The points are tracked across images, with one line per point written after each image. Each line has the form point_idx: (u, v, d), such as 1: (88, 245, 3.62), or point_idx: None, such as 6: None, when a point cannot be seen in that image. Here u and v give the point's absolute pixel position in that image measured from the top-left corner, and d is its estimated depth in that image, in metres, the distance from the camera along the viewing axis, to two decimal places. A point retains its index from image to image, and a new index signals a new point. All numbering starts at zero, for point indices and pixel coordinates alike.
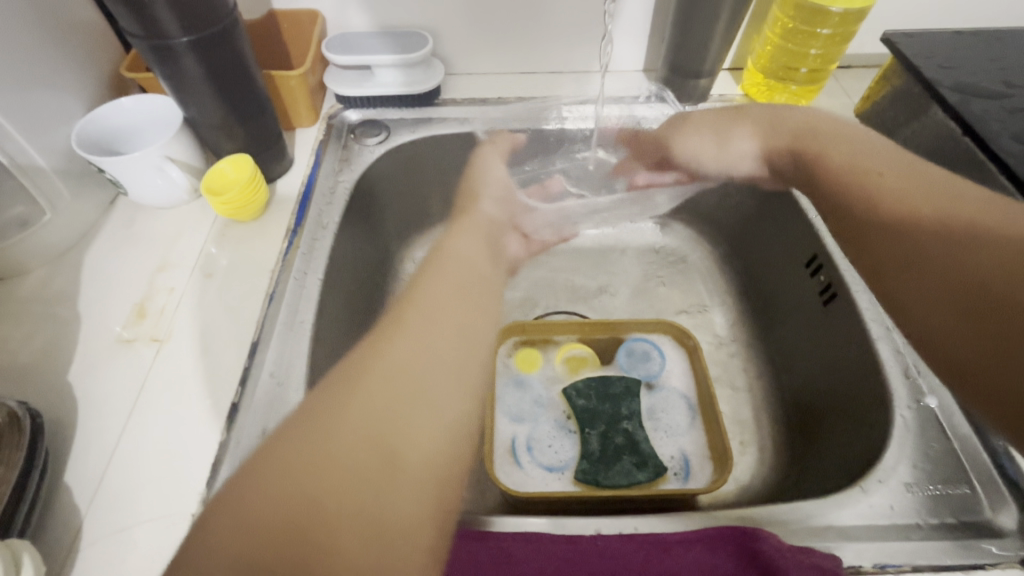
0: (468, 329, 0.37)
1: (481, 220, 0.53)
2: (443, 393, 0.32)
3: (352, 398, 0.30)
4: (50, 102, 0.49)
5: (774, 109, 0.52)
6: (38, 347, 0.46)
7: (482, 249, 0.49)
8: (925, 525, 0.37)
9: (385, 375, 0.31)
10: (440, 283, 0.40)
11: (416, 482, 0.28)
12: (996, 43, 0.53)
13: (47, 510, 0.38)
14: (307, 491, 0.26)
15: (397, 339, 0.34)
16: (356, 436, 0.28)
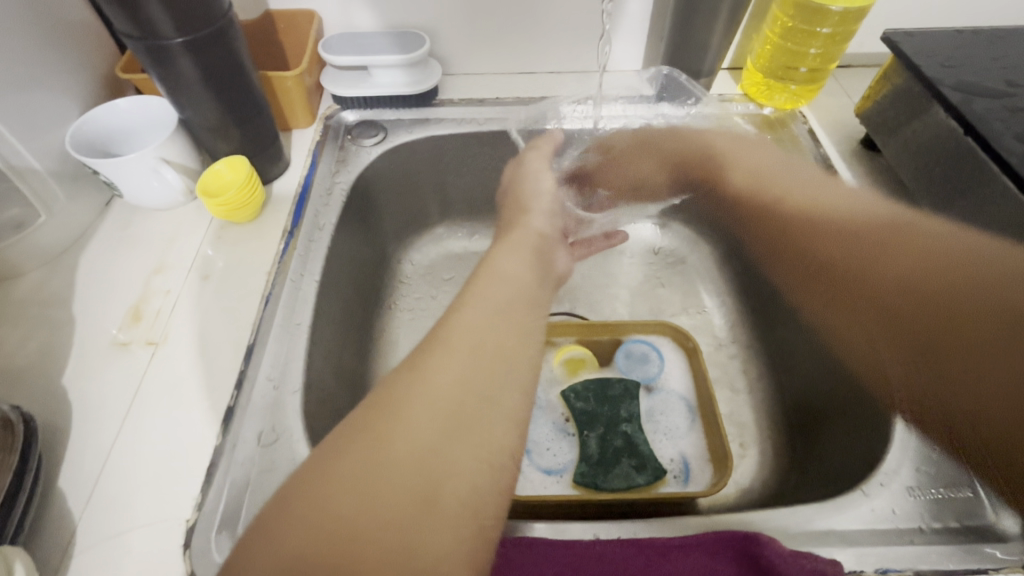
0: (523, 343, 0.33)
1: (532, 235, 0.48)
2: (493, 417, 0.29)
3: (397, 415, 0.27)
4: (44, 103, 0.49)
5: (679, 139, 0.61)
6: (33, 350, 0.46)
7: (538, 255, 0.46)
8: (928, 530, 0.37)
9: (434, 392, 0.28)
10: (496, 291, 0.36)
11: (458, 515, 0.25)
12: (998, 42, 0.53)
13: (41, 516, 0.38)
14: (343, 516, 0.23)
15: (448, 350, 0.31)
16: (400, 459, 0.26)
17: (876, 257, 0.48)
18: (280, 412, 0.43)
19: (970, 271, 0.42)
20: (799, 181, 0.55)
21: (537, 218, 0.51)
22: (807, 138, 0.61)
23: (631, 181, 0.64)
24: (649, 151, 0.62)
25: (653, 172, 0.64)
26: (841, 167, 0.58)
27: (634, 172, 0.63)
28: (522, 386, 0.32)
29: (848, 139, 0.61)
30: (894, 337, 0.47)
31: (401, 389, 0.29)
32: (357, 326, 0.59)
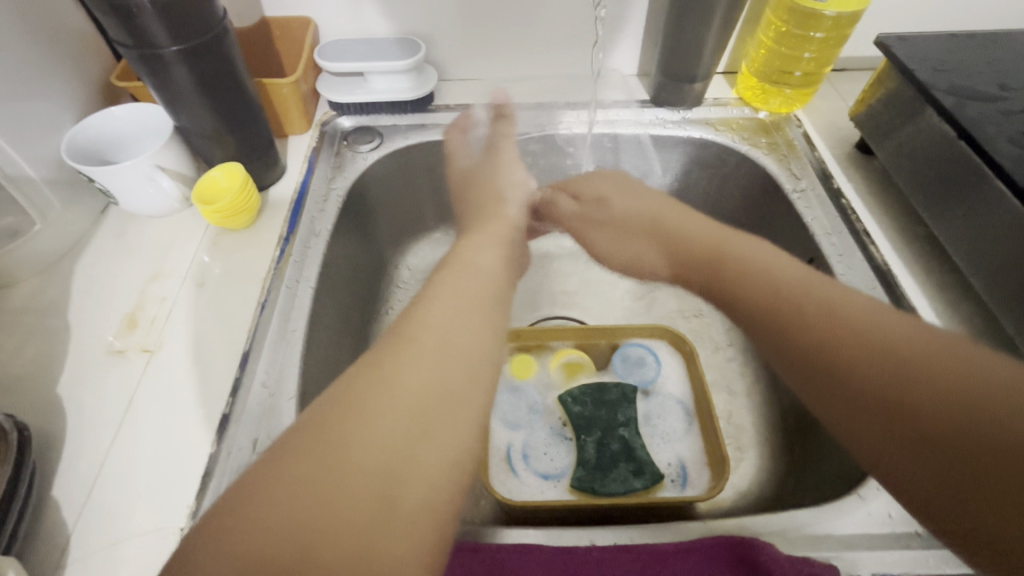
0: (489, 340, 0.33)
1: (506, 226, 0.46)
2: (459, 417, 0.29)
3: (361, 415, 0.27)
4: (39, 112, 0.49)
5: (643, 211, 0.51)
6: (28, 358, 0.46)
7: (511, 244, 0.45)
8: (925, 534, 0.37)
9: (398, 388, 0.28)
10: (465, 283, 0.35)
11: (421, 516, 0.25)
12: (991, 46, 0.53)
13: (35, 525, 0.37)
14: (308, 517, 0.23)
15: (413, 347, 0.30)
16: (367, 461, 0.25)
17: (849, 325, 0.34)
18: (275, 419, 0.43)
19: (947, 357, 0.30)
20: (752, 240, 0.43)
21: (513, 207, 0.50)
22: (801, 141, 0.62)
23: (624, 259, 0.53)
24: (629, 234, 0.52)
25: (656, 256, 0.49)
26: (834, 170, 0.59)
27: (627, 248, 0.52)
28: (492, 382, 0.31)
29: (843, 143, 0.62)
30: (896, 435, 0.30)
31: (365, 385, 0.28)
32: (354, 331, 0.59)
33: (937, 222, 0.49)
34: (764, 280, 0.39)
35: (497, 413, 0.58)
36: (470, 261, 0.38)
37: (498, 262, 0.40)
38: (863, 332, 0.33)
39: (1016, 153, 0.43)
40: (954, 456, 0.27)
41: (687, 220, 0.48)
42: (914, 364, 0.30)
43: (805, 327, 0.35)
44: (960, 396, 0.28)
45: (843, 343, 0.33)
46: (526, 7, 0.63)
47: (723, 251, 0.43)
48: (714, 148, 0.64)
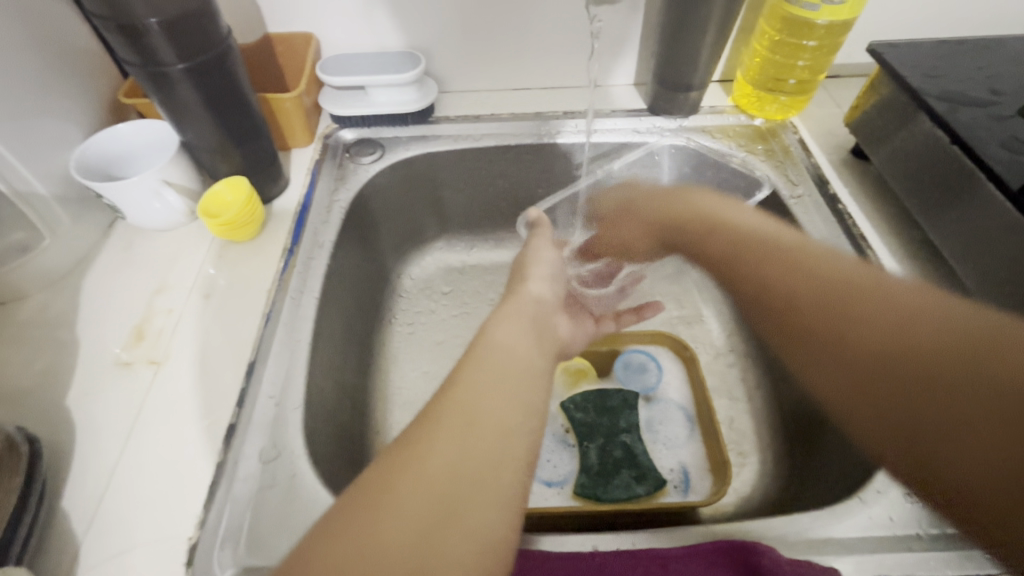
0: (526, 408, 0.34)
1: (528, 303, 0.44)
2: (497, 486, 0.29)
3: (406, 490, 0.27)
4: (48, 130, 0.50)
5: (641, 197, 0.52)
6: (39, 370, 0.47)
7: (539, 325, 0.43)
8: (926, 536, 0.37)
9: (437, 455, 0.29)
10: (500, 357, 0.36)
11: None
12: (982, 51, 0.54)
13: (45, 536, 0.38)
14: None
15: (440, 426, 0.31)
16: (400, 537, 0.26)
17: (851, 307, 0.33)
18: (281, 428, 0.43)
19: (945, 332, 0.29)
20: (746, 219, 0.43)
21: (534, 281, 0.48)
22: (798, 148, 0.62)
23: (618, 244, 0.56)
24: (627, 221, 0.54)
25: (643, 239, 0.52)
26: (831, 176, 0.59)
27: (621, 238, 0.55)
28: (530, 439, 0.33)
29: (839, 148, 0.62)
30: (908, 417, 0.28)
31: (411, 451, 0.29)
32: (357, 341, 0.59)
33: (932, 225, 0.49)
34: (763, 258, 0.39)
35: None
36: (496, 342, 0.38)
37: (529, 338, 0.40)
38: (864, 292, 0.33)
39: (1007, 157, 0.44)
40: (941, 411, 0.27)
41: (689, 199, 0.47)
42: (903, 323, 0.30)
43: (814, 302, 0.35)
44: (966, 351, 0.28)
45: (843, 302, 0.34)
46: (523, 20, 0.64)
47: (719, 230, 0.44)
48: (712, 156, 0.65)
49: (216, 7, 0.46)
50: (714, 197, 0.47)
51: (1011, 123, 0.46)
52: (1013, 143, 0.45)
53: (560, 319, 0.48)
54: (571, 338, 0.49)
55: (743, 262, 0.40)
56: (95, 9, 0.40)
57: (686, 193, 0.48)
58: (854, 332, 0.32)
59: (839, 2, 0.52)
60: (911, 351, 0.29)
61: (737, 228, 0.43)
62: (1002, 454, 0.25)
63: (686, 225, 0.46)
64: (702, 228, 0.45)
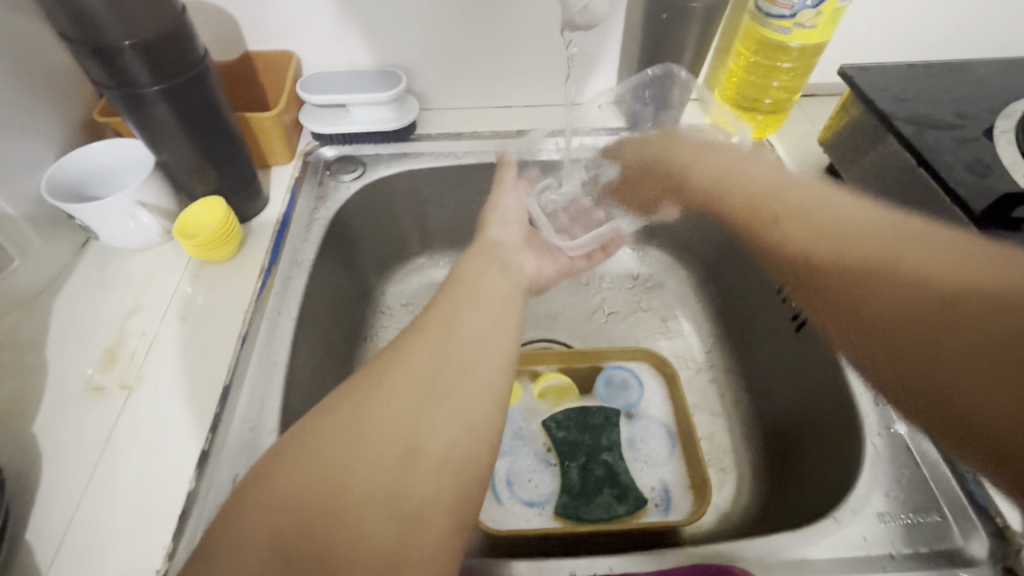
0: (489, 338, 0.38)
1: (489, 245, 0.49)
2: (458, 412, 0.33)
3: (372, 412, 0.32)
4: (18, 150, 0.49)
5: (664, 143, 0.60)
6: (6, 395, 0.46)
7: (502, 261, 0.47)
8: (898, 556, 0.38)
9: (403, 375, 0.34)
10: (467, 289, 0.42)
11: (435, 475, 0.30)
12: (948, 75, 0.56)
13: (6, 570, 0.37)
14: (333, 466, 0.29)
15: (422, 339, 0.37)
16: (382, 425, 0.31)
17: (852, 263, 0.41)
18: (256, 452, 0.42)
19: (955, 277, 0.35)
20: (773, 176, 0.52)
21: (495, 227, 0.52)
22: None
23: (647, 202, 0.64)
24: (649, 181, 0.62)
25: (661, 197, 0.63)
26: None
27: (641, 203, 0.65)
28: (500, 365, 0.37)
29: (814, 167, 0.64)
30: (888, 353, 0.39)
31: (379, 369, 0.35)
32: (337, 359, 0.59)
33: None
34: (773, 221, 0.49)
35: None
36: (464, 275, 0.43)
37: (499, 273, 0.44)
38: (879, 263, 0.39)
39: (973, 180, 0.45)
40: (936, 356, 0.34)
41: (756, 176, 0.53)
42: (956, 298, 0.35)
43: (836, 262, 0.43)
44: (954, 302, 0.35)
45: (883, 266, 0.39)
46: (503, 40, 0.65)
47: (745, 191, 0.53)
48: None
49: (193, 28, 0.45)
50: (726, 157, 0.57)
51: (975, 146, 0.48)
52: (978, 166, 0.46)
53: (525, 256, 0.52)
54: (538, 273, 0.53)
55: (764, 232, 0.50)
56: (67, 31, 0.39)
57: (750, 173, 0.53)
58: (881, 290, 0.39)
59: (811, 26, 0.53)
60: (910, 300, 0.37)
61: (784, 206, 0.48)
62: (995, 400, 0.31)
63: (701, 184, 0.57)
64: (766, 207, 0.50)
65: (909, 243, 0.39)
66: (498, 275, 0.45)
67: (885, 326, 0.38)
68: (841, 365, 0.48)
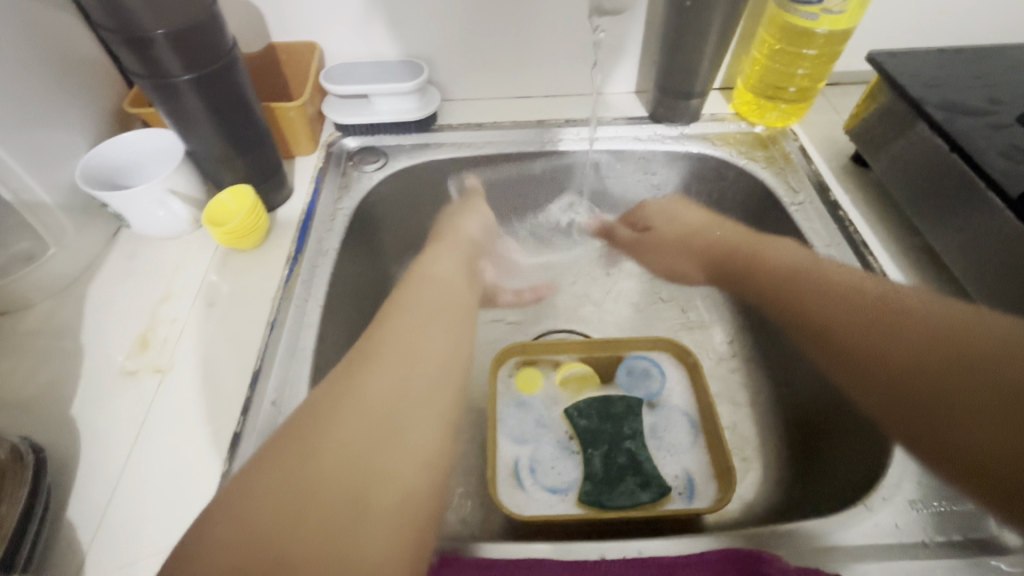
0: (444, 360, 0.39)
1: (463, 241, 0.56)
2: (416, 436, 0.33)
3: (330, 439, 0.31)
4: (54, 139, 0.50)
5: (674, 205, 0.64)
6: (44, 380, 0.47)
7: (468, 261, 0.54)
8: (931, 543, 0.37)
9: (361, 400, 0.33)
10: (427, 306, 0.43)
11: (394, 500, 0.30)
12: (980, 60, 0.55)
13: (49, 545, 0.38)
14: (294, 496, 0.28)
15: (377, 361, 0.36)
16: (343, 450, 0.30)
17: (871, 331, 0.40)
18: None
19: (939, 333, 0.37)
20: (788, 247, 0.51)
21: (471, 221, 0.59)
22: (798, 154, 0.63)
23: (669, 268, 0.64)
24: (666, 249, 0.64)
25: (691, 268, 0.62)
26: (831, 183, 0.60)
27: (669, 263, 0.64)
28: (451, 389, 0.38)
29: (840, 155, 0.63)
30: (904, 414, 0.37)
31: (336, 394, 0.34)
32: None
33: (934, 229, 0.49)
34: (779, 276, 0.49)
35: (502, 427, 0.59)
36: (424, 283, 0.46)
37: (457, 285, 0.48)
38: (857, 326, 0.41)
39: (1007, 165, 0.44)
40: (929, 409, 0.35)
41: (766, 243, 0.53)
42: (937, 332, 0.37)
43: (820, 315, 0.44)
44: (951, 361, 0.35)
45: (864, 325, 0.40)
46: (524, 29, 0.65)
47: (749, 255, 0.54)
48: (712, 163, 0.65)
49: (221, 17, 0.46)
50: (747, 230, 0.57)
51: (1009, 132, 0.47)
52: (1013, 152, 0.45)
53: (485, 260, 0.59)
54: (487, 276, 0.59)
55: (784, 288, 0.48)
56: (101, 20, 0.40)
57: (771, 247, 0.52)
58: (881, 347, 0.39)
59: (839, 11, 0.52)
60: (893, 362, 0.38)
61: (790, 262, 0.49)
62: (987, 438, 0.32)
63: (728, 255, 0.56)
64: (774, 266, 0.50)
65: (890, 304, 0.40)
66: (450, 289, 0.46)
67: (907, 388, 0.37)
68: None
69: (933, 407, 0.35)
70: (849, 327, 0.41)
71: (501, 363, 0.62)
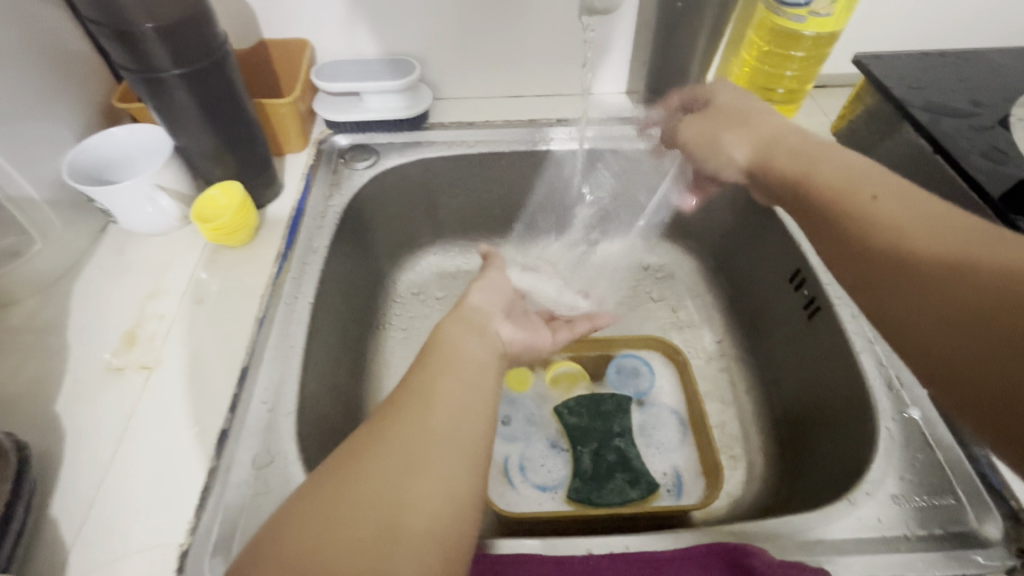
0: (476, 393, 0.35)
1: (468, 312, 0.43)
2: (447, 478, 0.30)
3: (353, 487, 0.28)
4: (41, 135, 0.50)
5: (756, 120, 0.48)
6: (28, 377, 0.46)
7: (479, 327, 0.42)
8: (913, 537, 0.38)
9: (390, 440, 0.31)
10: (455, 341, 0.39)
11: (421, 544, 0.27)
12: (963, 63, 0.55)
13: (34, 544, 0.37)
14: (312, 544, 0.26)
15: (406, 404, 0.33)
16: (368, 494, 0.28)
17: (887, 261, 0.33)
18: (275, 434, 0.43)
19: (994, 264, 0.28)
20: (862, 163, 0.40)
21: (474, 292, 0.46)
22: None
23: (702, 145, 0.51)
24: (719, 124, 0.50)
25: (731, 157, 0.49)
26: None
27: (716, 138, 0.50)
28: (486, 424, 0.34)
29: None
30: (929, 353, 0.30)
31: (364, 437, 0.31)
32: (351, 346, 0.59)
33: None
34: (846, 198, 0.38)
35: None
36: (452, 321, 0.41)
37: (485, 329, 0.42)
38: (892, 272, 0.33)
39: (987, 166, 0.45)
40: (979, 344, 0.27)
41: (838, 161, 0.41)
42: (993, 267, 0.28)
43: (892, 239, 0.34)
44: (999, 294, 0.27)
45: (910, 262, 0.32)
46: (516, 28, 0.65)
47: (819, 173, 0.41)
48: None
49: (212, 14, 0.46)
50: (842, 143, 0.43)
51: (991, 133, 0.48)
52: (994, 153, 0.46)
53: (503, 325, 0.45)
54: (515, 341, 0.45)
55: (852, 210, 0.37)
56: (90, 14, 0.40)
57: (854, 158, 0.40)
58: (924, 279, 0.31)
59: (826, 14, 0.53)
60: (936, 288, 0.30)
61: (873, 211, 0.36)
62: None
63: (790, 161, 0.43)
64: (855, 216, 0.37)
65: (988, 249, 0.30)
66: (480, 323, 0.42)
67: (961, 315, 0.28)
68: (855, 352, 0.48)
69: (981, 341, 0.27)
70: (884, 262, 0.34)
71: None
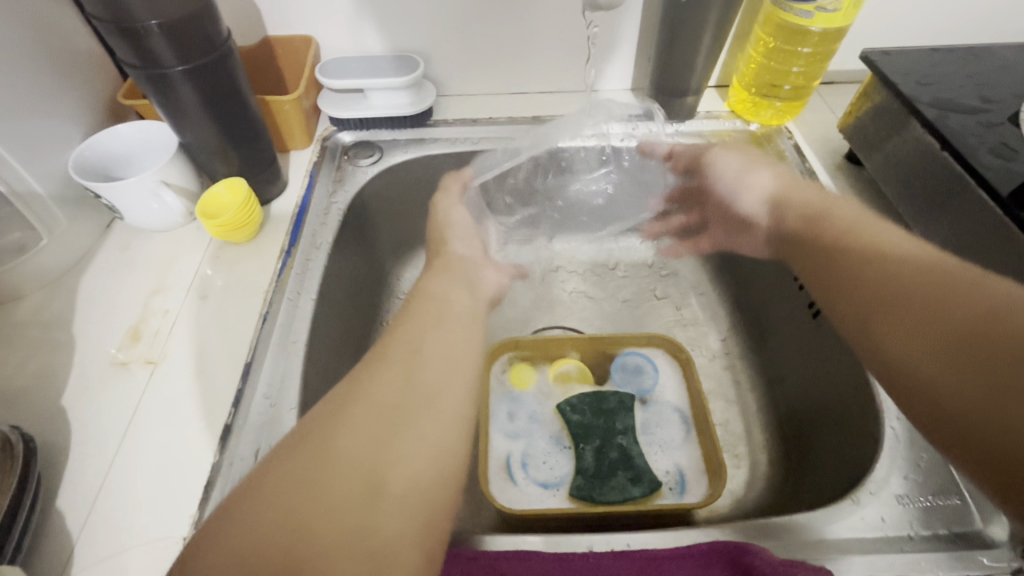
0: (459, 354, 0.36)
1: (454, 260, 0.48)
2: (430, 436, 0.31)
3: (336, 442, 0.29)
4: (48, 131, 0.50)
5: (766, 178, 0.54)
6: (34, 371, 0.47)
7: (469, 280, 0.46)
8: (917, 537, 0.38)
9: (373, 395, 0.31)
10: (437, 304, 0.40)
11: (404, 496, 0.28)
12: (972, 59, 0.55)
13: (39, 536, 0.38)
14: (292, 508, 0.27)
15: (391, 362, 0.33)
16: (351, 449, 0.29)
17: (881, 296, 0.37)
18: (278, 429, 0.43)
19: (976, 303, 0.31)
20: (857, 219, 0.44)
21: (457, 242, 0.51)
22: (793, 152, 0.63)
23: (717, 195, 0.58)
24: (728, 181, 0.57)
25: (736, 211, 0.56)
26: (825, 181, 0.60)
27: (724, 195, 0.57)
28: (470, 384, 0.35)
29: (833, 154, 0.63)
30: (914, 377, 0.33)
31: (347, 392, 0.32)
32: (354, 342, 0.59)
33: (924, 224, 0.50)
34: (849, 248, 0.42)
35: (496, 423, 0.59)
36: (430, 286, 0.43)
37: (466, 290, 0.44)
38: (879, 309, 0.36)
39: (996, 163, 0.45)
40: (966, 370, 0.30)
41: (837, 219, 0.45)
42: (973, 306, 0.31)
43: (879, 280, 0.37)
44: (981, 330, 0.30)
45: (896, 299, 0.36)
46: (520, 24, 0.65)
47: (823, 227, 0.45)
48: None
49: (215, 9, 0.46)
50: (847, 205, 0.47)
51: (1001, 130, 0.47)
52: (1003, 150, 0.46)
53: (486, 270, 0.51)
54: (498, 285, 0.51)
55: (849, 260, 0.41)
56: (94, 11, 0.40)
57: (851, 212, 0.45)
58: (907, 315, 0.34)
59: (833, 10, 0.52)
60: (923, 322, 0.33)
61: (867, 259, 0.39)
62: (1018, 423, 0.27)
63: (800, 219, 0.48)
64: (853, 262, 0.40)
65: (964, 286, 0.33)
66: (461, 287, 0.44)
67: (947, 349, 0.31)
68: None
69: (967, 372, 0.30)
70: (874, 301, 0.37)
71: (494, 359, 0.63)
